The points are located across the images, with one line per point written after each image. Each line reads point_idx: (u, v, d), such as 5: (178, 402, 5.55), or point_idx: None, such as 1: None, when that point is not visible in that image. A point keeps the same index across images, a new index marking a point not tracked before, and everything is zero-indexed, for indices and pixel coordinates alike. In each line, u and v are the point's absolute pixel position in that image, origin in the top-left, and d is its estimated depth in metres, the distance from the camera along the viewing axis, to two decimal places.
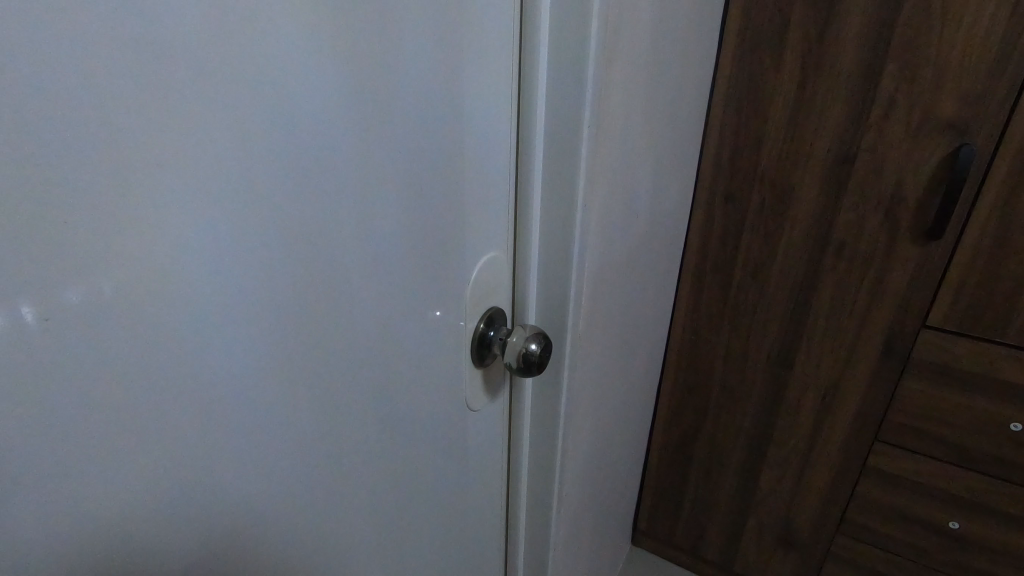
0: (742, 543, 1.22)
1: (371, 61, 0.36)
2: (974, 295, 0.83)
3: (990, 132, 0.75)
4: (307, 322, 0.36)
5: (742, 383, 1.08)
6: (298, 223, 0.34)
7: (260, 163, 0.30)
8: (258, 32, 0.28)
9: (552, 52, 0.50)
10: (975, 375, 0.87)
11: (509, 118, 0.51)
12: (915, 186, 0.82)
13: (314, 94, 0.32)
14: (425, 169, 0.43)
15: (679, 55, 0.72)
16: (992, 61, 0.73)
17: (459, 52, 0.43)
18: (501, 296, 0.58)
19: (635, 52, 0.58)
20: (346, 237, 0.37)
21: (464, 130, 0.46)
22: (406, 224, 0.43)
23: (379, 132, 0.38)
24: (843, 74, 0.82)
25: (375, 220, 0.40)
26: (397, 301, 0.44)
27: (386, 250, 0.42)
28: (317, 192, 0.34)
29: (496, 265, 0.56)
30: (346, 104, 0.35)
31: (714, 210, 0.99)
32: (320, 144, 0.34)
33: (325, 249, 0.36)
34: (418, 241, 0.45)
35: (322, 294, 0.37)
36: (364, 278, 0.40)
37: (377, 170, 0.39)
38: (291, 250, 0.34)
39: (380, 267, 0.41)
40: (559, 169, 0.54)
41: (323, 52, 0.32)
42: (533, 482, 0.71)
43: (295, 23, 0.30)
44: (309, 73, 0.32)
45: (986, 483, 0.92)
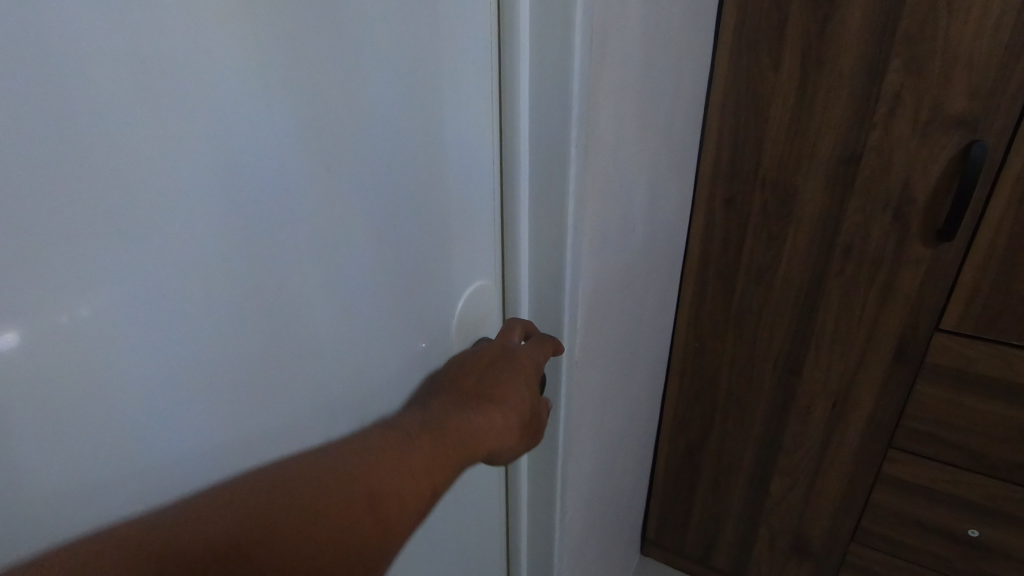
0: (754, 552, 1.19)
1: (337, 98, 0.33)
2: (989, 297, 0.79)
3: (1003, 128, 0.72)
4: (272, 375, 0.34)
5: (749, 390, 1.04)
6: (261, 279, 0.32)
7: (204, 217, 0.28)
8: (206, 73, 0.27)
9: (534, 68, 0.47)
10: (991, 380, 0.83)
11: (492, 139, 0.49)
12: (924, 184, 0.78)
13: (265, 139, 0.30)
14: (402, 207, 0.40)
15: (674, 57, 0.69)
16: (1003, 54, 0.69)
17: (435, 73, 0.40)
18: (491, 323, 0.56)
19: (625, 60, 0.55)
20: (310, 287, 0.35)
21: (448, 153, 0.44)
22: (385, 263, 0.40)
23: (347, 173, 0.35)
24: (846, 70, 0.78)
25: (342, 265, 0.37)
26: (373, 345, 0.41)
27: (360, 295, 0.39)
28: (283, 246, 0.32)
29: (483, 293, 0.53)
30: (308, 147, 0.32)
31: (715, 214, 0.96)
32: (275, 191, 0.31)
33: (286, 302, 0.34)
34: (398, 280, 0.42)
35: (286, 347, 0.34)
36: (334, 325, 0.37)
37: (347, 212, 0.36)
38: (252, 306, 0.32)
39: (355, 313, 0.39)
40: (548, 190, 0.51)
41: (275, 93, 0.30)
42: (533, 509, 0.69)
43: (237, 62, 0.28)
44: (259, 116, 0.29)
45: (1007, 491, 0.88)
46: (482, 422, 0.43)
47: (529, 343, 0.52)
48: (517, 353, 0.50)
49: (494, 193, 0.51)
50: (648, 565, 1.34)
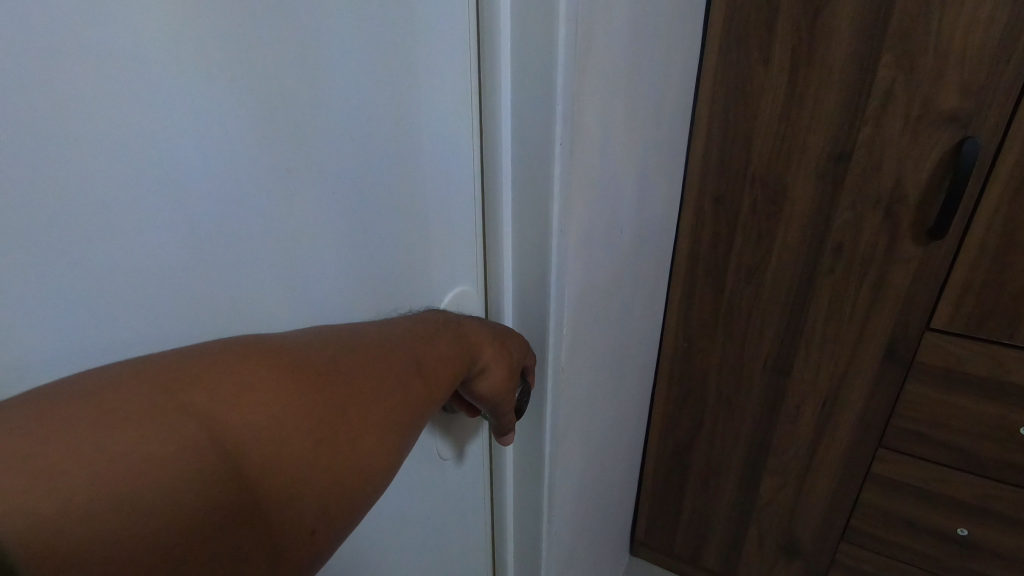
0: (744, 552, 1.18)
1: (293, 99, 0.33)
2: (980, 296, 0.78)
3: (995, 124, 0.70)
4: None
5: (739, 390, 1.03)
6: (212, 284, 0.31)
7: (143, 226, 0.28)
8: (145, 80, 0.26)
9: (515, 64, 0.45)
10: (982, 379, 0.82)
11: (471, 139, 0.47)
12: (916, 182, 0.77)
13: (209, 141, 0.29)
14: (366, 206, 0.39)
15: (661, 53, 0.67)
16: (994, 48, 0.68)
17: (405, 72, 0.39)
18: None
19: (611, 55, 0.53)
20: (262, 289, 0.34)
21: (419, 155, 0.42)
22: (350, 267, 0.39)
23: (302, 172, 0.34)
24: (835, 65, 0.77)
25: (297, 268, 0.36)
26: None
27: (322, 297, 0.38)
28: (238, 251, 0.32)
29: (463, 300, 0.51)
30: (255, 146, 0.31)
31: (704, 212, 0.94)
32: (222, 193, 0.30)
33: (236, 304, 0.33)
34: (367, 286, 0.41)
35: None
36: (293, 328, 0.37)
37: (304, 212, 0.35)
38: (200, 312, 0.31)
39: (315, 317, 0.38)
40: (529, 192, 0.48)
41: (217, 92, 0.29)
42: (519, 519, 0.67)
43: (168, 61, 0.27)
44: (199, 117, 0.29)
45: (998, 490, 0.88)
46: (481, 346, 0.46)
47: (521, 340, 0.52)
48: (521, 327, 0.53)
49: (474, 195, 0.49)
50: (638, 565, 1.33)
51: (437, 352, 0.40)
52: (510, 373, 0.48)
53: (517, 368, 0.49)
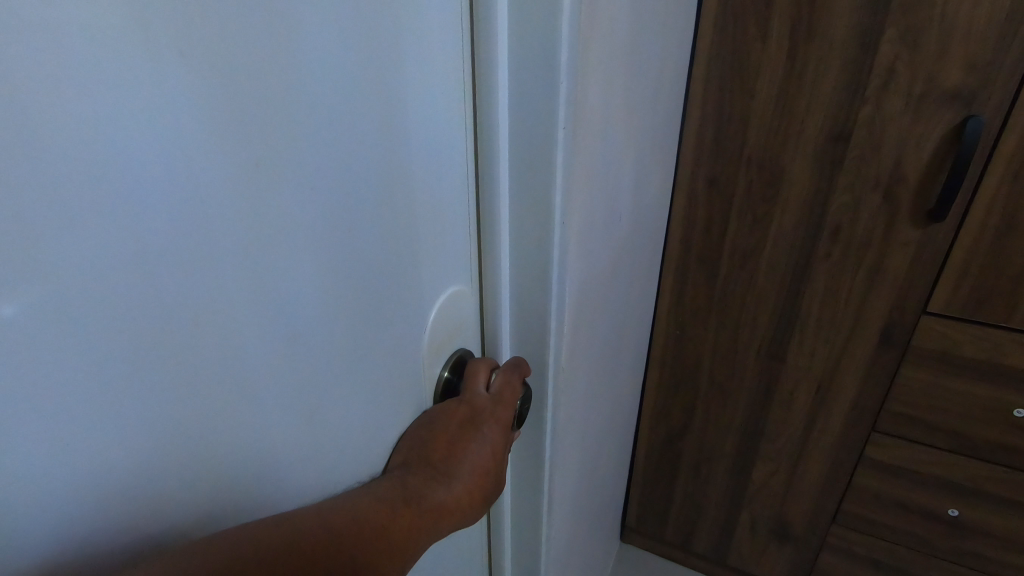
0: (735, 537, 1.18)
1: (266, 76, 0.26)
2: (979, 279, 0.77)
3: (1001, 102, 0.68)
4: (206, 420, 0.27)
5: (732, 378, 1.01)
6: (182, 309, 0.24)
7: (92, 259, 0.21)
8: (85, 45, 0.19)
9: (513, 39, 0.40)
10: (978, 362, 0.82)
11: (465, 123, 0.41)
12: (917, 163, 0.75)
13: (167, 146, 0.22)
14: (350, 215, 0.33)
15: (661, 28, 0.62)
16: (1002, 24, 0.65)
17: (393, 46, 0.33)
18: (468, 333, 0.49)
19: (614, 28, 0.48)
20: (240, 324, 0.27)
21: (411, 146, 0.36)
22: (337, 278, 0.33)
23: (276, 181, 0.27)
24: (836, 42, 0.73)
25: (277, 294, 0.29)
26: (326, 377, 0.34)
27: (304, 319, 0.31)
28: (210, 267, 0.25)
29: (459, 300, 0.46)
30: (220, 148, 0.24)
31: (697, 195, 0.91)
32: (191, 215, 0.24)
33: (212, 346, 0.26)
34: (360, 299, 0.35)
35: (219, 388, 0.27)
36: (279, 365, 0.30)
37: (283, 227, 0.28)
38: (171, 343, 0.24)
39: (300, 340, 0.31)
40: (529, 183, 0.44)
41: (166, 77, 0.22)
42: (518, 524, 0.64)
43: (102, 37, 0.20)
44: (151, 114, 0.22)
45: (989, 471, 0.88)
46: (441, 502, 0.40)
47: (496, 390, 0.47)
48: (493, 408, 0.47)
49: (470, 186, 0.44)
50: (629, 551, 1.33)
51: (389, 549, 0.34)
52: (478, 504, 0.44)
53: (489, 486, 0.45)
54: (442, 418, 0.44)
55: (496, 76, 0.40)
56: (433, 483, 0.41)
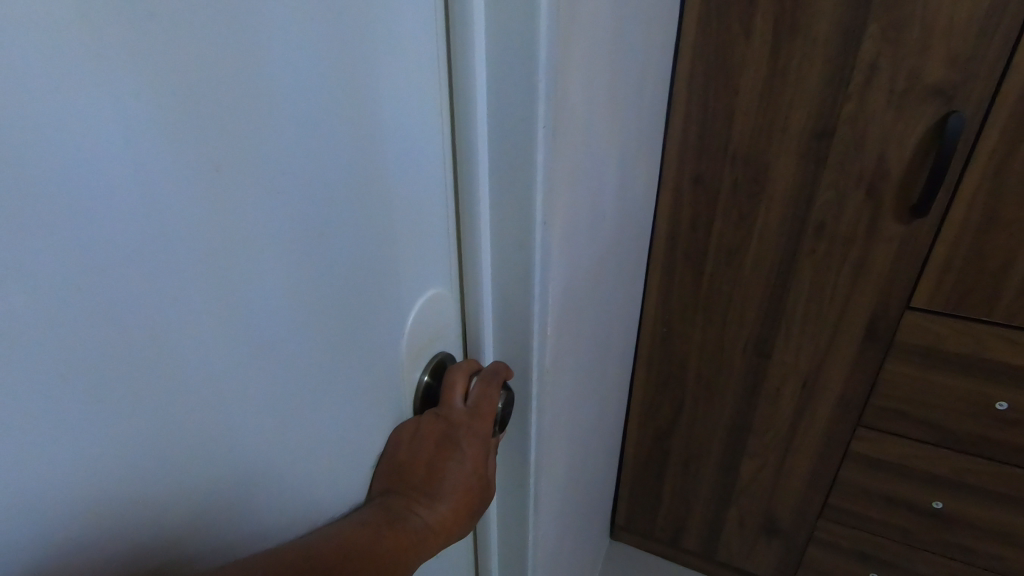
0: (724, 533, 1.18)
1: (226, 75, 0.24)
2: (961, 273, 0.77)
3: (981, 97, 0.68)
4: (175, 437, 0.26)
5: (719, 375, 1.01)
6: (143, 321, 0.23)
7: (40, 272, 0.19)
8: (23, 43, 0.18)
9: (491, 36, 0.38)
10: (961, 356, 0.82)
11: (441, 123, 0.40)
12: (900, 159, 0.75)
13: (116, 151, 0.21)
14: (322, 220, 0.31)
15: (644, 23, 0.62)
16: (983, 19, 0.65)
17: (364, 43, 0.31)
18: (450, 336, 0.48)
19: (594, 23, 0.47)
20: (206, 338, 0.26)
21: (386, 146, 0.35)
22: (310, 286, 0.32)
23: (242, 185, 0.26)
24: (819, 38, 0.73)
25: (246, 305, 0.28)
26: (301, 389, 0.33)
27: (276, 330, 0.30)
28: (171, 276, 0.24)
29: (439, 303, 0.45)
30: (176, 151, 0.23)
31: (683, 193, 0.90)
32: (145, 223, 0.22)
33: (175, 362, 0.25)
34: (335, 306, 0.34)
35: (186, 404, 0.26)
36: (250, 379, 0.29)
37: (250, 234, 0.27)
38: (132, 359, 0.23)
39: (272, 352, 0.30)
40: (510, 182, 0.43)
41: (116, 77, 0.20)
42: (504, 528, 0.63)
43: (42, 33, 0.18)
44: (97, 116, 0.20)
45: (971, 464, 0.89)
46: (424, 527, 0.40)
47: (474, 401, 0.45)
48: (473, 419, 0.45)
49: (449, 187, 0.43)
50: (618, 549, 1.33)
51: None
52: (465, 520, 0.44)
53: (478, 494, 0.45)
54: (420, 440, 0.43)
55: (474, 73, 0.39)
56: (413, 509, 0.40)
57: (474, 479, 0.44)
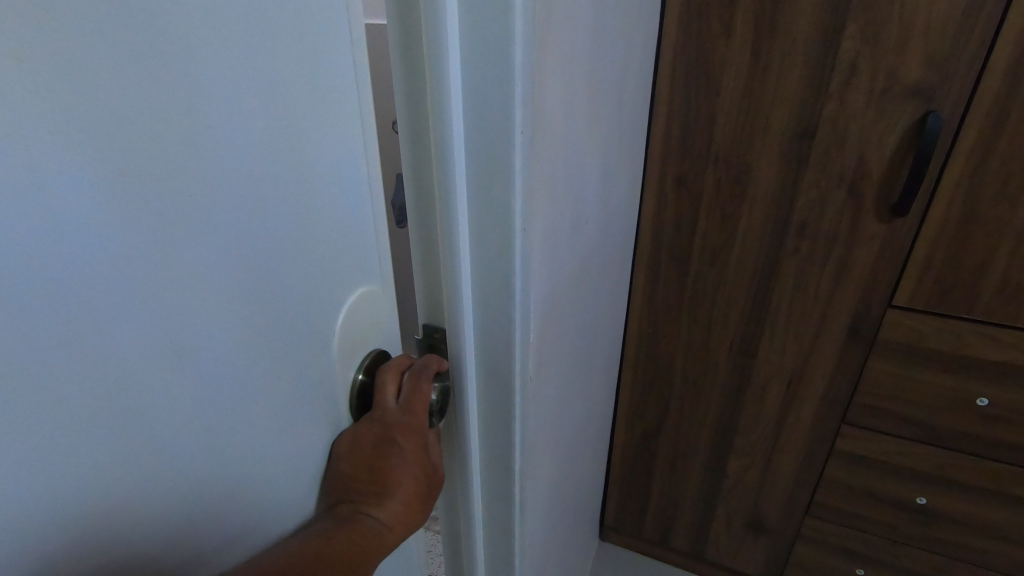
0: (712, 532, 1.19)
1: (148, 90, 0.23)
2: (941, 271, 0.78)
3: (959, 97, 0.69)
4: (120, 474, 0.24)
5: (705, 375, 1.02)
6: (72, 356, 0.22)
7: None
8: None
9: (465, 40, 0.38)
10: (942, 353, 0.83)
11: (403, 131, 0.41)
12: (880, 159, 0.75)
13: (46, 189, 0.20)
14: (277, 236, 0.31)
15: (623, 24, 0.61)
16: (959, 20, 0.65)
17: (303, 47, 0.30)
18: (388, 330, 0.44)
19: (572, 24, 0.46)
20: (160, 367, 0.25)
21: (333, 155, 0.34)
22: (260, 304, 0.30)
23: (193, 209, 0.25)
24: (799, 38, 0.73)
25: (198, 327, 0.27)
26: (256, 409, 0.31)
27: (225, 351, 0.29)
28: (101, 307, 0.22)
29: (374, 299, 0.41)
30: (112, 180, 0.22)
31: (666, 194, 0.90)
32: (87, 259, 0.22)
33: (127, 395, 0.24)
34: (287, 321, 0.33)
35: (131, 440, 0.24)
36: (208, 402, 0.28)
37: (188, 255, 0.26)
38: (62, 397, 0.22)
39: (222, 375, 0.29)
40: (488, 188, 0.42)
41: (21, 100, 0.19)
42: (490, 536, 0.62)
43: None
44: (21, 150, 0.19)
45: (953, 459, 0.90)
46: (375, 530, 0.39)
47: (406, 401, 0.43)
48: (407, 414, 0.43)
49: (417, 195, 0.43)
50: (607, 550, 1.33)
51: None
52: (417, 508, 0.43)
53: (426, 483, 0.44)
54: (360, 443, 0.40)
55: (448, 82, 0.38)
56: (364, 514, 0.39)
57: (421, 470, 0.44)
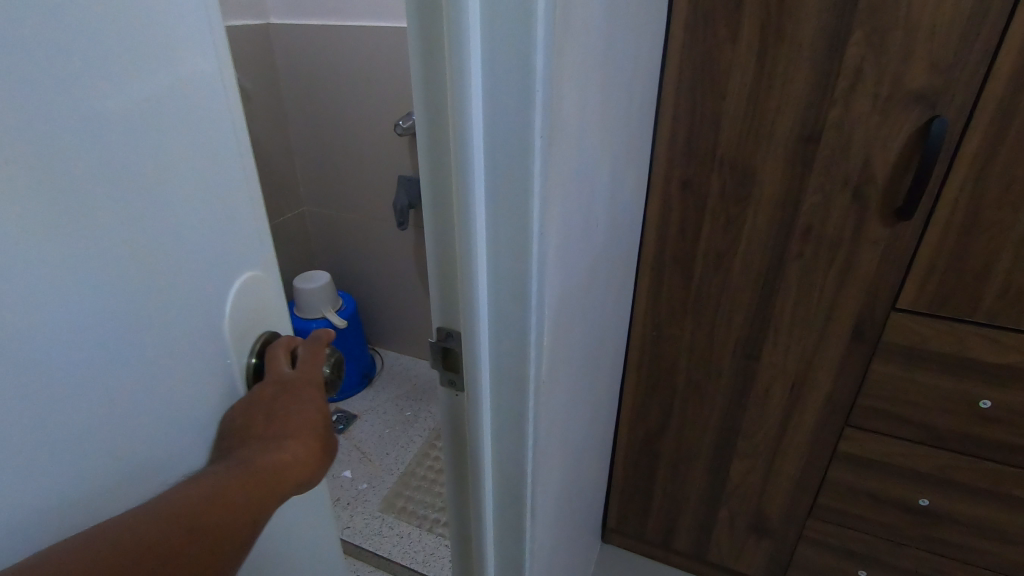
0: (715, 533, 1.19)
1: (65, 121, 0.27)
2: (945, 275, 0.79)
3: (963, 103, 0.69)
4: (56, 466, 0.28)
5: (708, 377, 1.02)
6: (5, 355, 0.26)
7: None
8: None
9: (487, 46, 0.38)
10: (945, 355, 0.84)
11: (423, 132, 0.42)
12: (885, 163, 0.76)
13: None
14: (187, 251, 0.34)
15: (633, 29, 0.61)
16: (963, 27, 0.66)
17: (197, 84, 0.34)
18: (277, 315, 0.44)
19: (587, 29, 0.47)
20: (70, 368, 0.28)
21: (231, 181, 0.37)
22: (174, 318, 0.34)
23: (106, 226, 0.29)
24: (805, 44, 0.74)
25: (102, 330, 0.30)
26: (181, 415, 0.36)
27: (150, 362, 0.33)
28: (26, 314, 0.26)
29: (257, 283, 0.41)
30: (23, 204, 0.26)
31: (671, 197, 0.90)
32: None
33: (35, 390, 0.27)
34: (204, 336, 0.37)
35: (62, 432, 0.28)
36: (117, 370, 0.31)
37: (106, 268, 0.29)
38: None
39: (147, 382, 0.33)
40: (506, 193, 0.42)
41: None
42: (499, 538, 0.62)
43: None
44: None
45: (956, 461, 0.91)
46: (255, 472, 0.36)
47: (302, 363, 0.43)
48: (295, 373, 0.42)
49: (438, 196, 0.44)
50: (609, 552, 1.33)
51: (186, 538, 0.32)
52: (318, 457, 0.41)
53: (326, 437, 0.42)
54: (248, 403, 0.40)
55: (467, 81, 0.39)
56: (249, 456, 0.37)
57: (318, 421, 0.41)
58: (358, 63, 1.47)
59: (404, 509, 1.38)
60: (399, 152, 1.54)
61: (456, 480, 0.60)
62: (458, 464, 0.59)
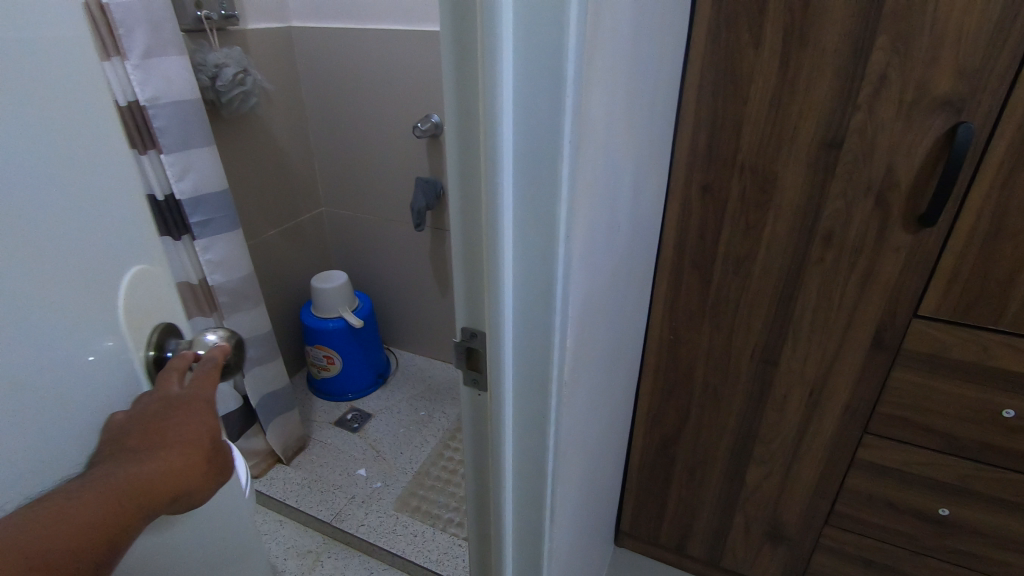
0: (730, 539, 1.18)
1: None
2: (969, 281, 0.78)
3: (990, 108, 0.69)
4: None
5: (725, 382, 1.02)
6: None
7: None
8: None
9: (520, 52, 0.39)
10: (968, 364, 0.83)
11: (451, 133, 0.43)
12: (908, 169, 0.76)
13: None
14: (88, 254, 0.40)
15: (659, 34, 0.62)
16: (990, 33, 0.65)
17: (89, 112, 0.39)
18: (169, 312, 0.49)
19: (616, 34, 0.47)
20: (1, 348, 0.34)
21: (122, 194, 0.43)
22: (82, 312, 0.39)
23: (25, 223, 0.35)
24: (829, 49, 0.74)
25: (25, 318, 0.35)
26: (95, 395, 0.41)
27: (64, 346, 0.38)
28: None
29: (149, 280, 0.46)
30: None
31: (691, 202, 0.91)
32: None
33: None
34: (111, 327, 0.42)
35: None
36: (35, 345, 0.36)
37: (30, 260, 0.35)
38: None
39: (61, 364, 0.38)
40: (534, 195, 0.43)
41: None
42: (518, 538, 0.63)
43: None
44: None
45: (979, 471, 0.89)
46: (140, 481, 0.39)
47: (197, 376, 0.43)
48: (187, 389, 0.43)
49: (464, 196, 0.45)
50: (623, 556, 1.33)
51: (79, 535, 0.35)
52: (206, 470, 0.43)
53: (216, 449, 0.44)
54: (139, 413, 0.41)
55: (498, 87, 0.39)
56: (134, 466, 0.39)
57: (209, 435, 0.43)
58: (377, 66, 1.49)
59: (418, 508, 1.39)
60: (417, 151, 1.55)
61: (476, 480, 0.61)
62: (479, 463, 0.60)
